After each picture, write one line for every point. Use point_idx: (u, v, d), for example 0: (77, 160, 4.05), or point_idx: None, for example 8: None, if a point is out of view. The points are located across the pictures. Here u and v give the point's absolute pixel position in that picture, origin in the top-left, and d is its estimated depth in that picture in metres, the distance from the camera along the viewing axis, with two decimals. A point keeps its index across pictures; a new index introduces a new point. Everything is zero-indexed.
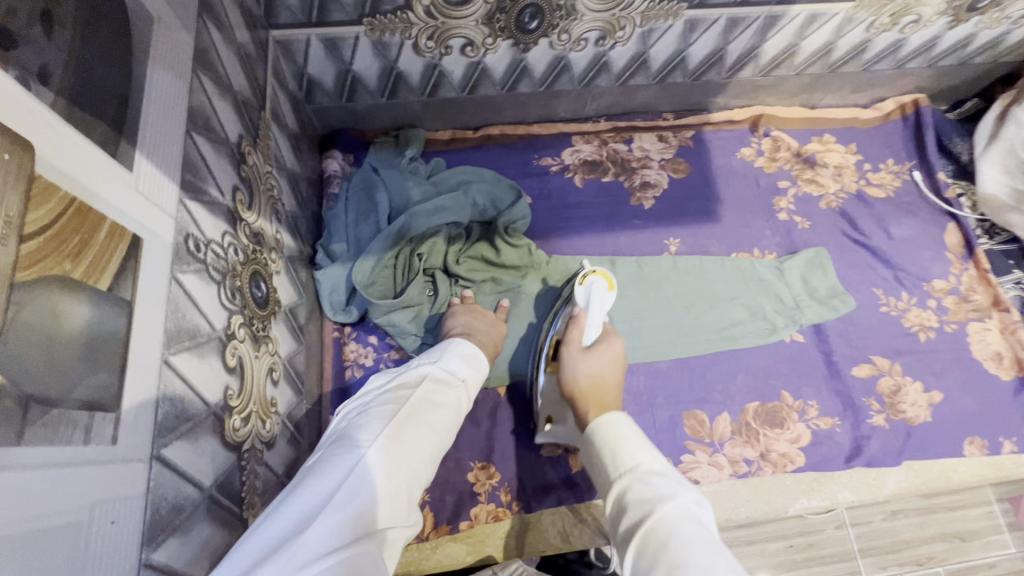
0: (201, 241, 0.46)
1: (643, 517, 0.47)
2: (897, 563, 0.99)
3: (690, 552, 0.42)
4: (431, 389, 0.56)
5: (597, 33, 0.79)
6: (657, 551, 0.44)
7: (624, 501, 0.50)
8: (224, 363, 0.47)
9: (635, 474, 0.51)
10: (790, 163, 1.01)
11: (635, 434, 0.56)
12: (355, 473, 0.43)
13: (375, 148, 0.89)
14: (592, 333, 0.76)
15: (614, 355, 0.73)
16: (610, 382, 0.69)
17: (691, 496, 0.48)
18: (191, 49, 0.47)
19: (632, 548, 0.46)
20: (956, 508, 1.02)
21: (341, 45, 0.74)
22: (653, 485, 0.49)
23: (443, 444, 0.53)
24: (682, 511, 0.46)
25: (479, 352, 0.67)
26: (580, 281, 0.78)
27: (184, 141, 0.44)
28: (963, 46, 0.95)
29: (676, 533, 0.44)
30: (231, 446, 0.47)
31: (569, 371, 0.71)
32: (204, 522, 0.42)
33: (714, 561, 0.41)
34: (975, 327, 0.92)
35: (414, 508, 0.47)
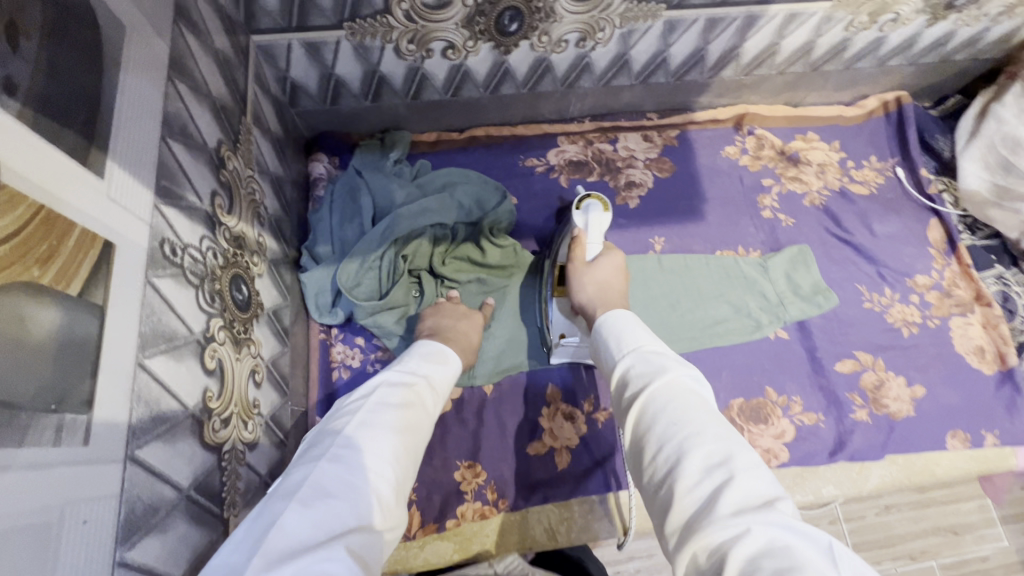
0: (178, 246, 0.46)
1: (642, 387, 0.50)
2: (891, 557, 1.00)
3: (687, 413, 0.45)
4: (391, 390, 0.55)
5: (577, 34, 0.80)
6: (654, 417, 0.47)
7: (627, 376, 0.53)
8: (202, 365, 0.48)
9: (638, 352, 0.54)
10: (773, 161, 1.02)
11: (639, 325, 0.59)
12: (308, 486, 0.43)
13: (360, 151, 0.90)
14: (594, 248, 0.77)
15: (616, 265, 0.75)
16: (616, 289, 0.73)
17: (689, 371, 0.50)
18: (166, 57, 0.48)
19: (631, 414, 0.49)
20: (949, 502, 1.03)
21: (323, 49, 0.75)
22: (652, 363, 0.52)
23: (414, 443, 0.52)
24: (680, 381, 0.49)
25: (445, 348, 0.68)
26: (577, 206, 0.77)
27: (159, 147, 0.45)
28: (943, 43, 0.96)
29: (674, 398, 0.47)
30: (210, 447, 0.48)
31: (579, 285, 0.74)
32: (182, 522, 0.43)
33: (708, 422, 0.45)
34: (958, 322, 0.93)
35: (390, 510, 0.46)
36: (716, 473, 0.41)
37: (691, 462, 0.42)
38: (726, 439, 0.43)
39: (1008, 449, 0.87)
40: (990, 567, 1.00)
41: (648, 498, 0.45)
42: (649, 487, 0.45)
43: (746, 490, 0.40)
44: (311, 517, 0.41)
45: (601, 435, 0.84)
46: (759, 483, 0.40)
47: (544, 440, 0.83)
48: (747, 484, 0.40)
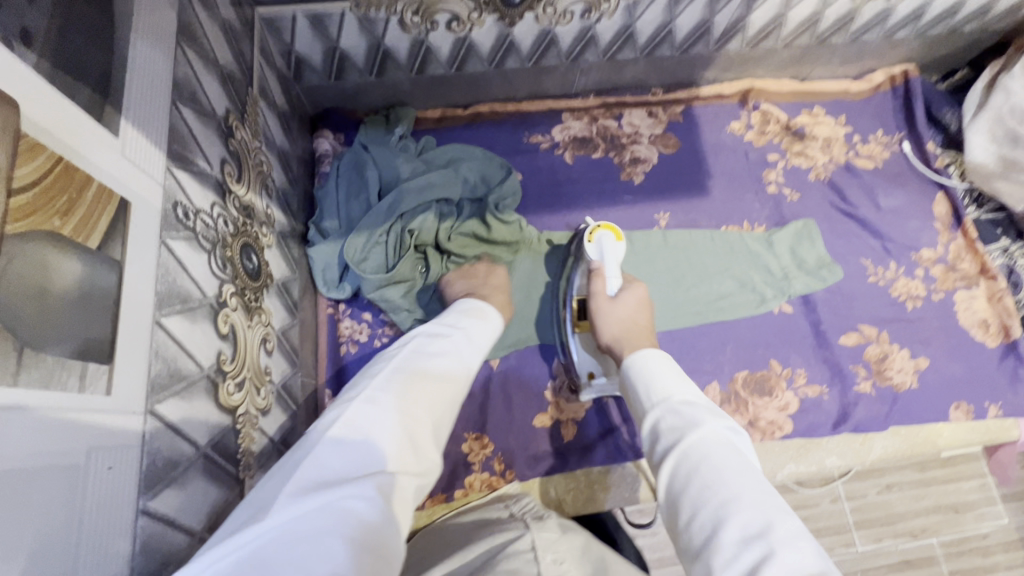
0: (190, 210, 0.47)
1: (675, 441, 0.50)
2: (891, 534, 1.01)
3: (721, 475, 0.45)
4: (423, 348, 0.58)
5: (582, 5, 0.79)
6: (688, 476, 0.47)
7: (657, 428, 0.53)
8: (216, 329, 0.49)
9: (667, 404, 0.54)
10: (779, 137, 1.01)
11: (669, 369, 0.58)
12: (342, 426, 0.46)
13: (365, 127, 0.90)
14: (615, 281, 0.78)
15: (640, 298, 0.76)
16: (641, 324, 0.73)
17: (722, 424, 0.50)
18: (174, 22, 0.48)
19: (665, 472, 0.49)
20: (950, 479, 1.04)
21: (328, 21, 0.74)
22: (683, 414, 0.51)
23: (445, 395, 0.55)
24: (714, 437, 0.48)
25: (484, 305, 0.71)
26: (590, 238, 0.81)
27: (170, 111, 0.46)
28: (951, 14, 0.95)
29: (708, 457, 0.47)
30: (225, 409, 0.49)
31: (602, 321, 0.74)
32: (200, 478, 0.44)
33: (744, 487, 0.44)
34: (962, 296, 0.93)
35: (420, 453, 0.48)
36: (754, 546, 0.39)
37: (727, 530, 0.41)
38: (765, 506, 0.42)
39: (1010, 420, 0.88)
40: (991, 544, 1.01)
41: (686, 564, 0.44)
42: (687, 554, 0.44)
43: (788, 566, 0.38)
44: (342, 454, 0.44)
45: (606, 408, 0.85)
46: (802, 557, 0.38)
47: (549, 412, 0.85)
48: (789, 558, 0.38)
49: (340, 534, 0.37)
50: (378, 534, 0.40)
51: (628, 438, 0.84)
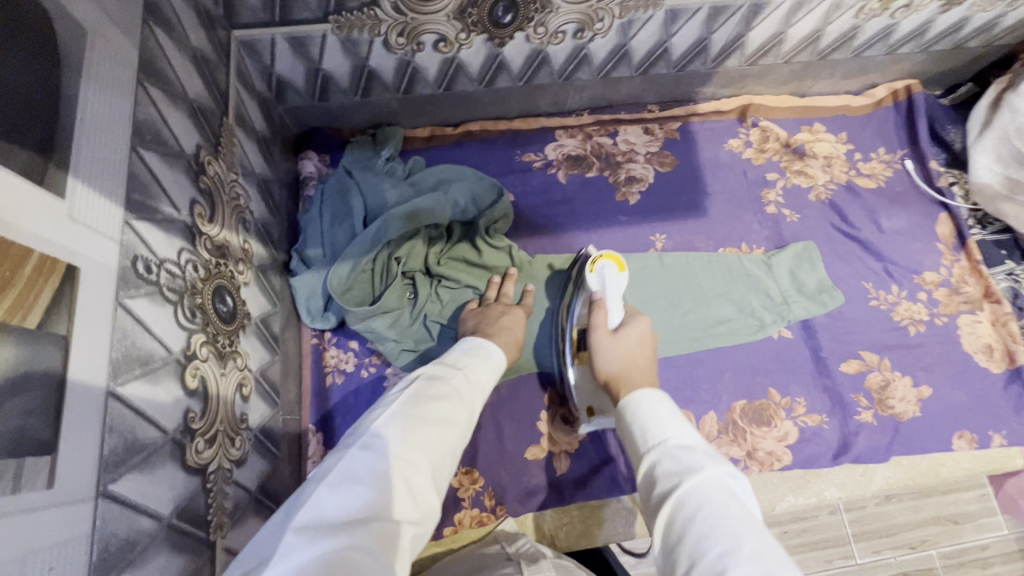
0: (153, 262, 0.44)
1: (672, 487, 0.48)
2: (890, 546, 0.99)
3: (719, 524, 0.43)
4: (424, 384, 0.57)
5: (574, 25, 0.76)
6: (685, 524, 0.44)
7: (653, 473, 0.51)
8: (184, 386, 0.46)
9: (663, 448, 0.52)
10: (778, 154, 0.99)
11: (667, 409, 0.56)
12: (338, 472, 0.45)
13: (351, 148, 0.87)
14: (615, 315, 0.77)
15: (642, 334, 0.74)
16: (642, 363, 0.70)
17: (721, 470, 0.48)
18: (136, 60, 0.45)
19: (661, 519, 0.47)
20: (950, 491, 1.02)
21: (308, 43, 0.71)
22: (680, 459, 0.49)
23: (448, 435, 0.53)
24: (713, 484, 0.46)
25: (486, 343, 0.69)
26: (591, 268, 0.79)
27: (131, 158, 0.43)
28: (956, 30, 0.92)
29: (706, 504, 0.45)
30: (193, 470, 0.46)
31: (602, 356, 0.72)
32: (163, 552, 0.41)
33: (745, 537, 0.42)
34: (966, 320, 0.90)
35: (419, 501, 0.46)
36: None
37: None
38: (765, 558, 0.40)
39: (1014, 449, 0.86)
40: (990, 556, 0.99)
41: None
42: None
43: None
44: (337, 501, 0.43)
45: (601, 439, 0.83)
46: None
47: (542, 444, 0.82)
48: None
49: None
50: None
51: (623, 471, 0.81)
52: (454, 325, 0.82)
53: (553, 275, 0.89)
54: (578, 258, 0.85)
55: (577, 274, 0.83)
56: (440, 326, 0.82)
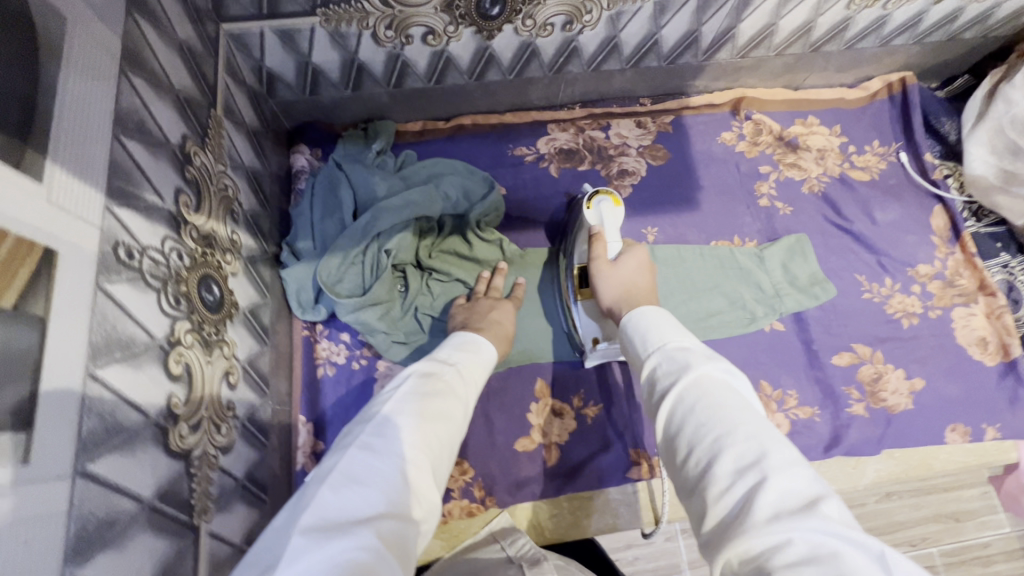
0: (135, 249, 0.44)
1: (670, 384, 0.47)
2: (891, 543, 0.99)
3: (716, 413, 0.43)
4: (419, 380, 0.57)
5: (563, 17, 0.76)
6: (684, 415, 0.44)
7: (654, 375, 0.51)
8: (167, 371, 0.47)
9: (663, 350, 0.51)
10: (771, 147, 0.98)
11: (667, 321, 0.56)
12: (338, 473, 0.45)
13: (343, 142, 0.87)
14: (615, 247, 0.77)
15: (641, 260, 0.74)
16: (643, 286, 0.71)
17: (719, 366, 0.47)
18: (118, 50, 0.46)
19: (662, 413, 0.47)
20: (952, 488, 1.01)
21: (297, 37, 0.72)
22: (679, 359, 0.49)
23: (445, 431, 0.53)
24: (710, 379, 0.46)
25: (477, 338, 0.69)
26: (588, 205, 0.78)
27: (112, 146, 0.43)
28: (950, 21, 0.91)
29: (704, 396, 0.44)
30: (176, 455, 0.47)
31: (604, 285, 0.72)
32: (145, 533, 0.42)
33: (742, 419, 0.42)
34: (959, 313, 0.90)
35: (422, 499, 0.47)
36: (747, 476, 0.38)
37: (721, 463, 0.39)
38: (760, 436, 0.40)
39: (1009, 442, 0.86)
40: (993, 553, 1.00)
41: (685, 501, 0.43)
42: (686, 491, 0.43)
43: (783, 492, 0.36)
44: (342, 502, 0.43)
45: (590, 431, 0.83)
46: (798, 485, 0.37)
47: (532, 436, 0.82)
48: (783, 485, 0.37)
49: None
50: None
51: (613, 463, 0.81)
52: (444, 317, 0.82)
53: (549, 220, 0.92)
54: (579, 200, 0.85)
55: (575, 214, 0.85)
56: (432, 318, 0.82)
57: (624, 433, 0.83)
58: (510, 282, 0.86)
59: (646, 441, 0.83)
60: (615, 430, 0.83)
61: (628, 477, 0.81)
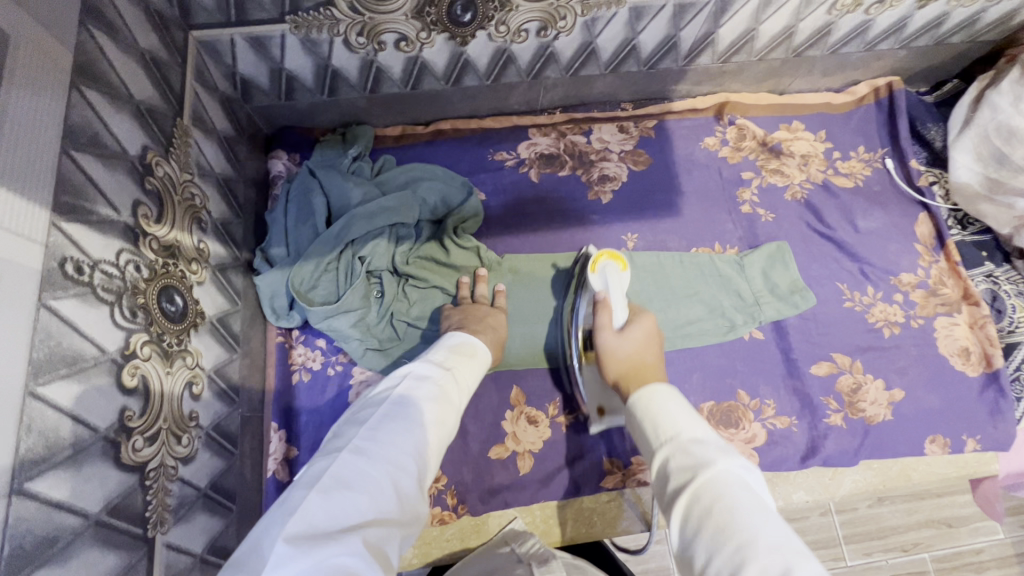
0: (86, 263, 0.45)
1: (687, 480, 0.47)
2: (882, 548, 1.07)
3: (736, 519, 0.43)
4: (414, 384, 0.58)
5: (537, 23, 0.75)
6: (702, 517, 0.44)
7: (666, 468, 0.50)
8: (120, 385, 0.47)
9: (677, 442, 0.51)
10: (754, 153, 0.97)
11: (675, 403, 0.55)
12: (330, 476, 0.46)
13: (320, 147, 0.87)
14: (621, 314, 0.74)
15: (648, 331, 0.72)
16: (648, 359, 0.69)
17: (736, 462, 0.47)
18: (69, 65, 0.45)
19: (676, 512, 0.47)
20: (944, 494, 1.11)
21: (269, 44, 0.71)
22: (695, 452, 0.49)
23: (434, 436, 0.54)
24: (727, 477, 0.46)
25: (472, 340, 0.70)
26: (592, 269, 0.77)
27: (60, 161, 0.43)
28: (936, 25, 0.90)
29: (722, 498, 0.44)
30: (129, 468, 0.47)
31: (609, 357, 0.70)
32: (89, 549, 0.42)
33: (762, 530, 0.42)
34: (942, 322, 0.89)
35: (408, 504, 0.48)
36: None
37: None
38: (782, 551, 0.40)
39: (989, 453, 0.85)
40: (986, 560, 1.08)
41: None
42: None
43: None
44: (332, 506, 0.44)
45: (564, 439, 0.83)
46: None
47: (505, 444, 0.82)
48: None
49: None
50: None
51: (586, 472, 0.81)
52: (420, 325, 0.82)
53: (558, 274, 0.89)
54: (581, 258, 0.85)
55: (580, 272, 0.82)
56: (406, 325, 0.82)
57: (599, 442, 0.83)
58: (491, 289, 0.85)
59: (620, 450, 0.82)
60: (590, 439, 0.83)
61: (601, 486, 0.81)
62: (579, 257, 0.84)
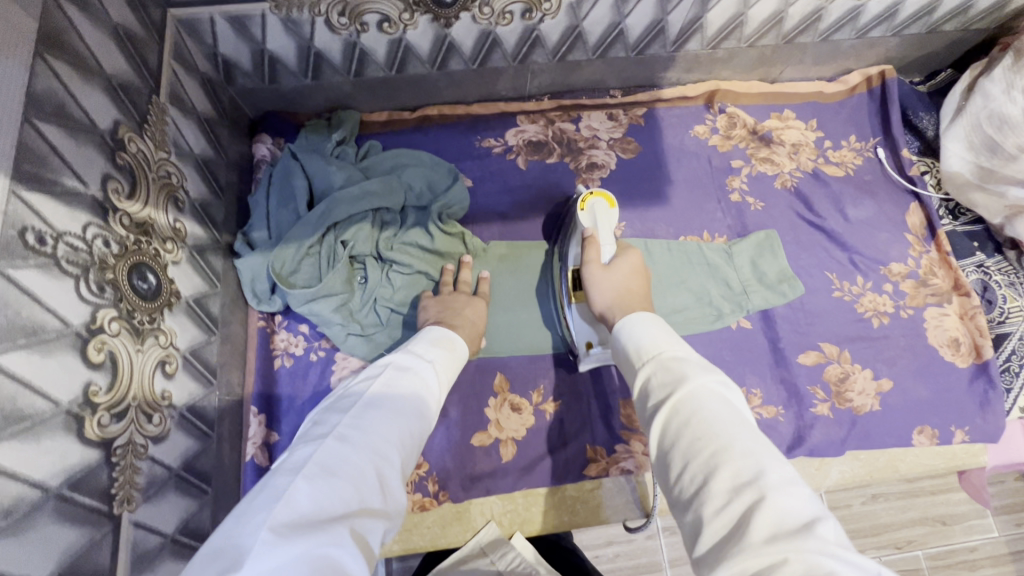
0: (49, 234, 0.44)
1: (665, 395, 0.46)
2: (875, 546, 1.07)
3: (712, 427, 0.42)
4: (396, 374, 0.57)
5: (521, 5, 0.75)
6: (679, 429, 0.43)
7: (646, 387, 0.50)
8: (85, 359, 0.47)
9: (658, 361, 0.50)
10: (744, 141, 0.96)
11: (659, 330, 0.54)
12: (315, 464, 0.44)
13: (305, 131, 0.86)
14: (610, 250, 0.75)
15: (635, 265, 0.73)
16: (637, 291, 0.69)
17: (715, 377, 0.46)
18: (35, 33, 0.45)
19: (655, 427, 0.46)
20: (938, 491, 1.10)
21: (249, 23, 0.71)
22: (674, 369, 0.48)
23: (416, 427, 0.54)
24: (705, 390, 0.45)
25: (453, 335, 0.69)
26: (581, 206, 0.77)
27: (22, 129, 0.43)
28: (928, 12, 0.89)
29: (699, 410, 0.43)
30: (94, 444, 0.46)
31: (597, 289, 0.70)
32: (48, 523, 0.42)
33: (738, 435, 0.41)
34: (932, 313, 0.88)
35: (390, 495, 0.47)
36: (745, 495, 0.37)
37: (717, 480, 0.39)
38: (755, 452, 0.40)
39: (978, 445, 0.84)
40: (980, 558, 1.07)
41: (678, 516, 0.42)
42: (678, 506, 0.42)
43: (781, 512, 0.36)
44: (318, 494, 0.42)
45: (547, 427, 0.82)
46: (796, 504, 0.36)
47: (488, 431, 0.81)
48: (782, 504, 0.36)
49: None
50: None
51: (568, 459, 0.81)
52: (403, 311, 0.81)
53: (549, 219, 0.91)
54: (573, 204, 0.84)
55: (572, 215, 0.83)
56: (389, 310, 0.81)
57: (582, 430, 0.82)
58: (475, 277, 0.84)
59: (603, 438, 0.82)
60: (573, 427, 0.82)
61: (584, 474, 0.80)
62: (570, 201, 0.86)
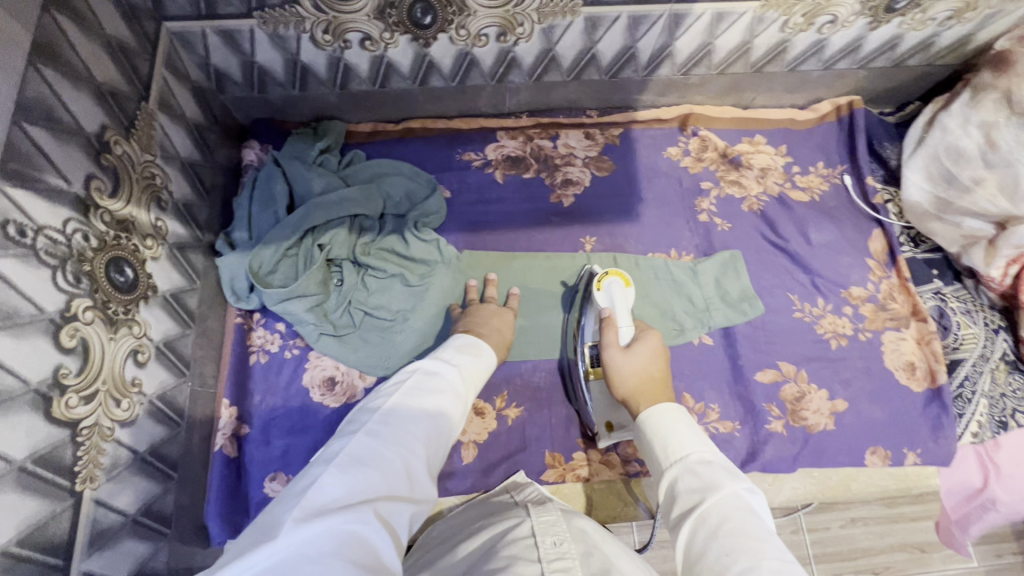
0: (28, 227, 0.48)
1: (693, 504, 0.48)
2: (852, 570, 1.07)
3: (741, 542, 0.43)
4: (423, 377, 0.59)
5: (496, 29, 0.79)
6: (707, 541, 0.45)
7: (674, 490, 0.51)
8: (58, 344, 0.50)
9: (684, 463, 0.51)
10: (715, 164, 1.00)
11: (685, 426, 0.55)
12: (346, 455, 0.48)
13: (292, 138, 0.91)
14: (627, 330, 0.76)
15: (654, 347, 0.74)
16: (658, 377, 0.70)
17: (741, 486, 0.47)
18: (28, 44, 0.49)
19: (682, 536, 0.47)
20: (917, 518, 1.11)
21: (239, 38, 0.76)
22: (700, 476, 0.49)
23: (443, 427, 0.56)
24: (732, 500, 0.46)
25: (479, 341, 0.71)
26: (598, 286, 0.79)
27: (10, 131, 0.47)
28: (891, 47, 0.93)
29: (727, 521, 0.45)
30: (61, 423, 0.50)
31: (618, 373, 0.71)
32: (11, 493, 0.45)
33: (765, 552, 0.42)
34: (890, 337, 0.90)
35: (416, 484, 0.50)
36: None
37: None
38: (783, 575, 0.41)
39: (930, 468, 0.85)
40: None
41: None
42: None
43: None
44: (348, 481, 0.46)
45: (508, 432, 0.85)
46: None
47: None
48: None
49: (341, 557, 0.40)
50: (377, 557, 0.42)
51: (527, 464, 0.83)
52: (377, 314, 0.84)
53: (536, 276, 0.91)
54: (587, 275, 0.87)
55: (587, 288, 0.85)
56: (363, 313, 0.84)
57: (541, 437, 0.85)
58: (439, 288, 0.86)
59: (563, 444, 0.84)
60: (534, 433, 0.85)
61: (541, 479, 0.83)
62: (585, 275, 0.87)
